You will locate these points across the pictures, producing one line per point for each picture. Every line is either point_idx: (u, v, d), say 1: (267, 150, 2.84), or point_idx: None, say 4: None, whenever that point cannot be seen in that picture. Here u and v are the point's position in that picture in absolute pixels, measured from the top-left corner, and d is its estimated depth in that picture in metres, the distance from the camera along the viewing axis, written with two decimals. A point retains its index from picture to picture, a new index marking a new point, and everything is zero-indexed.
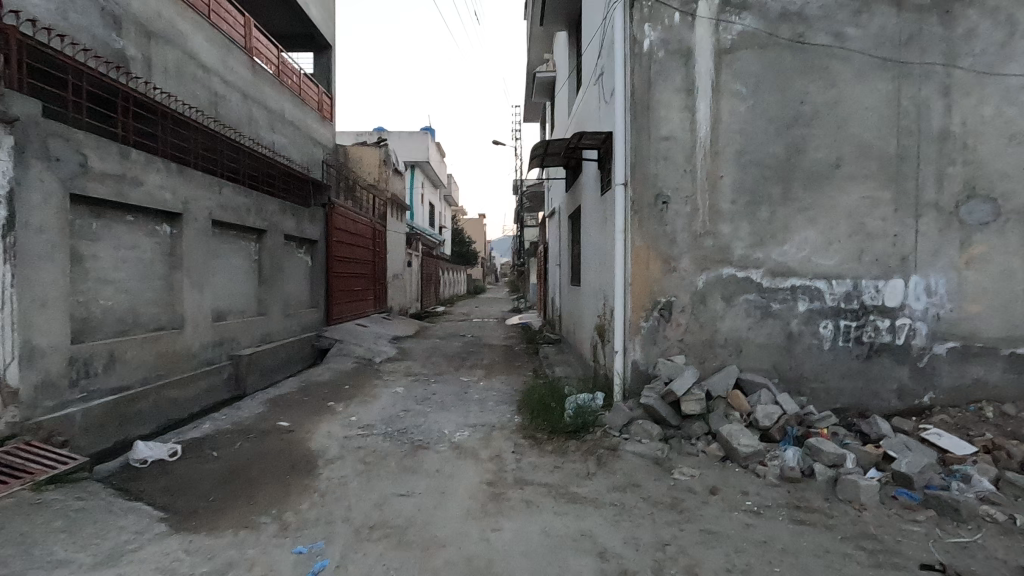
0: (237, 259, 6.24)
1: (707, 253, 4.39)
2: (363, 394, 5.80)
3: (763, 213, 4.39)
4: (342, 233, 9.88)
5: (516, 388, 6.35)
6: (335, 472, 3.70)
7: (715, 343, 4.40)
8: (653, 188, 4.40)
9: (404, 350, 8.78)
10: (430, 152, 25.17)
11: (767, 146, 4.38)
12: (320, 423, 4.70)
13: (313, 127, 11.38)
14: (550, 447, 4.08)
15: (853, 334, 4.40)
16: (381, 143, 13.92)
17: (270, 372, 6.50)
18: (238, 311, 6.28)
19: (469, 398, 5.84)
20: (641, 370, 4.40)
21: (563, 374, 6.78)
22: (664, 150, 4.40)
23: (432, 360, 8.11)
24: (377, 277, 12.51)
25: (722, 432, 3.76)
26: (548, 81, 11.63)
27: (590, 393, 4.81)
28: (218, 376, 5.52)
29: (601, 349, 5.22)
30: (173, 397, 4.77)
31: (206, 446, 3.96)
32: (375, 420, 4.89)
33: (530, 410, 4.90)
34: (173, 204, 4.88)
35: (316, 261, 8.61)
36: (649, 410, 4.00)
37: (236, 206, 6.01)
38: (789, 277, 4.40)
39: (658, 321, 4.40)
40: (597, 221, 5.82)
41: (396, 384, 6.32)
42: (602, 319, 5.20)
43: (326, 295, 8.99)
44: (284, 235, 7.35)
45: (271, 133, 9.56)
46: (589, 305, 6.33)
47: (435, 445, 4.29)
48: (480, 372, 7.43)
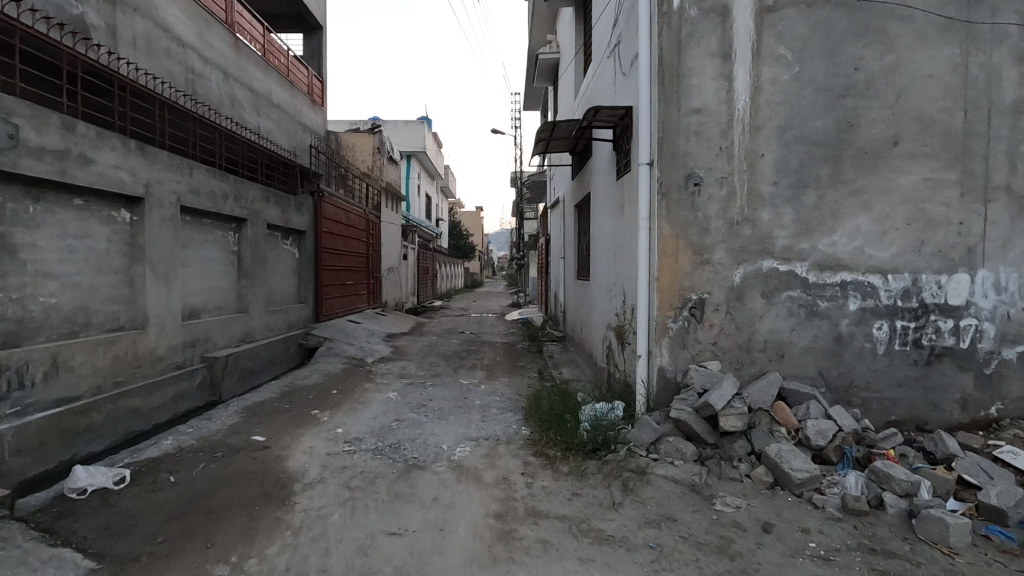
0: (211, 250, 5.63)
1: (745, 243, 3.81)
2: (351, 401, 5.22)
3: (809, 197, 3.81)
4: (333, 224, 9.28)
5: (521, 393, 5.77)
6: (313, 501, 3.12)
7: (753, 347, 3.83)
8: (683, 168, 3.81)
9: (399, 349, 8.19)
10: (427, 143, 24.52)
11: (815, 120, 3.80)
12: (301, 437, 4.12)
13: (302, 111, 10.74)
14: (565, 468, 3.52)
15: (911, 336, 3.84)
16: (375, 129, 13.29)
17: (251, 375, 5.91)
18: (214, 308, 5.68)
19: (470, 405, 5.26)
20: (668, 377, 3.83)
21: (573, 377, 6.21)
22: (696, 124, 3.81)
23: (429, 360, 7.52)
24: (372, 270, 11.92)
25: (770, 454, 3.20)
26: (550, 64, 11.01)
27: (608, 403, 4.24)
28: (189, 381, 4.93)
29: (619, 353, 4.65)
30: (133, 407, 4.17)
31: (163, 469, 3.38)
32: (363, 432, 4.31)
33: (540, 421, 4.33)
34: (132, 187, 4.27)
35: (303, 253, 8.00)
36: (682, 426, 3.44)
37: (209, 190, 5.39)
38: (839, 271, 3.83)
39: (688, 321, 3.83)
40: (613, 209, 5.23)
41: (389, 389, 5.74)
42: (620, 317, 4.63)
43: (316, 289, 8.41)
44: (266, 224, 6.74)
45: (255, 116, 8.92)
46: (602, 303, 5.76)
47: (432, 465, 3.71)
48: (481, 373, 6.85)
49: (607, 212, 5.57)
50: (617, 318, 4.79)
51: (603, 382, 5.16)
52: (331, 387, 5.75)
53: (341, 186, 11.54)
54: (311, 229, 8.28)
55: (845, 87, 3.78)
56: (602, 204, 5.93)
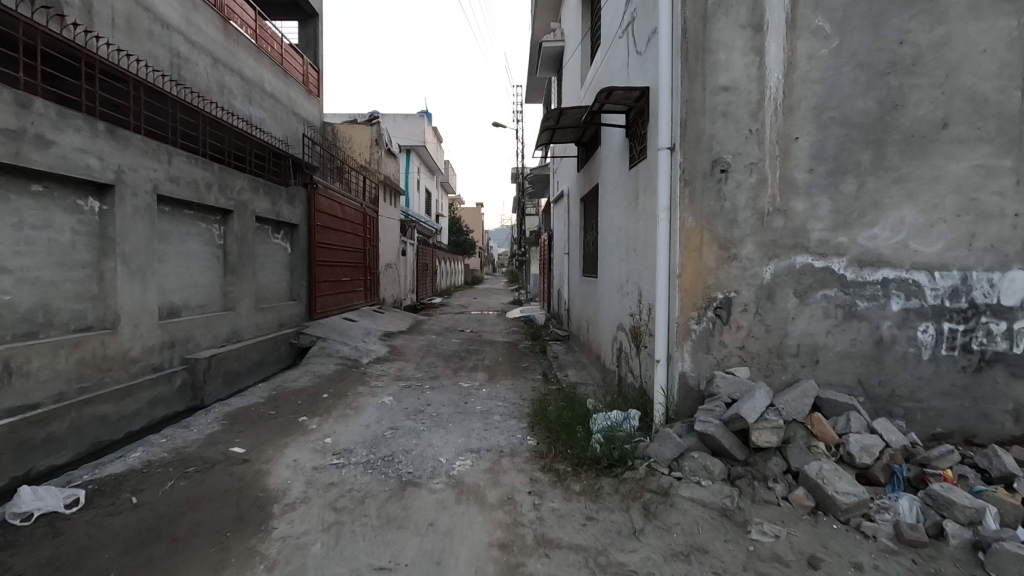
0: (193, 243, 5.25)
1: (776, 237, 3.43)
2: (343, 407, 4.84)
3: (848, 185, 3.43)
4: (328, 218, 8.90)
5: (525, 398, 5.41)
6: (294, 526, 2.76)
7: (785, 351, 3.46)
8: (708, 153, 3.43)
9: (396, 349, 7.81)
10: (427, 137, 24.13)
11: (856, 100, 3.41)
12: (285, 449, 3.74)
13: (296, 101, 10.34)
14: (577, 487, 3.15)
15: (958, 340, 3.43)
16: (373, 120, 12.87)
17: (237, 377, 5.54)
18: (196, 305, 5.30)
19: (471, 411, 4.90)
20: (691, 384, 3.46)
21: (581, 380, 5.83)
22: (723, 104, 3.43)
23: (427, 361, 7.13)
24: (369, 266, 11.53)
25: (811, 474, 2.82)
26: (554, 52, 10.60)
27: (622, 412, 3.87)
28: (167, 385, 4.55)
29: (633, 356, 4.28)
30: (101, 415, 3.80)
31: (126, 488, 3.01)
32: (354, 443, 3.95)
33: (548, 432, 3.96)
34: (100, 173, 3.89)
35: (295, 248, 7.62)
36: (709, 441, 3.06)
37: (191, 179, 5.01)
38: (880, 268, 3.45)
39: (713, 323, 3.45)
40: (626, 200, 4.85)
41: (384, 393, 5.35)
42: (634, 317, 4.25)
43: (309, 286, 8.03)
44: (255, 216, 6.35)
45: (246, 105, 8.53)
46: (613, 301, 5.39)
47: (429, 481, 3.34)
48: (482, 375, 6.49)
49: (618, 202, 5.19)
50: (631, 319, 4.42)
51: (614, 387, 4.79)
52: (321, 390, 5.37)
53: (337, 179, 11.15)
54: (304, 223, 7.90)
55: (890, 63, 3.39)
56: (612, 195, 5.56)
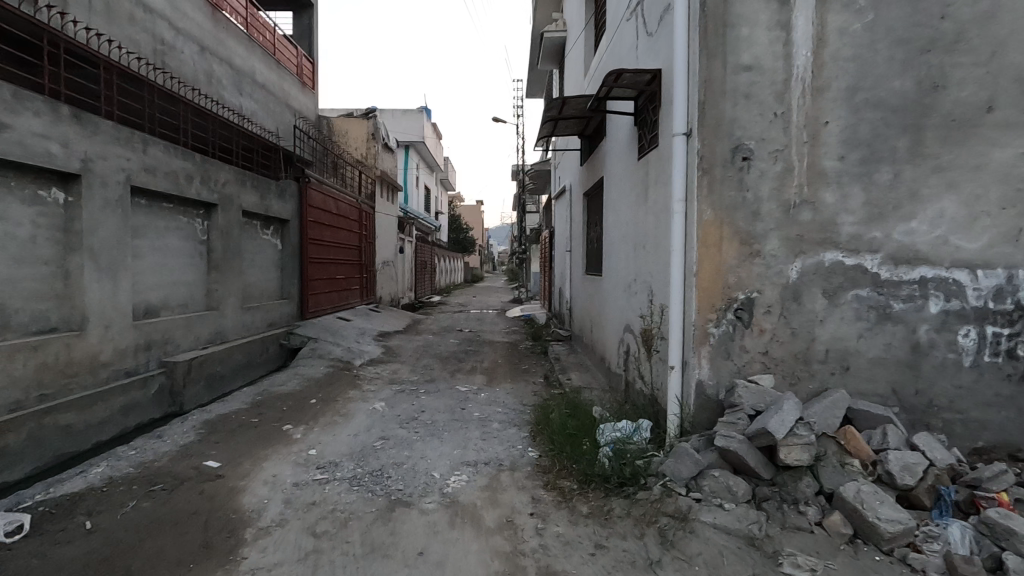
0: (172, 239, 4.93)
1: (803, 231, 3.12)
2: (331, 414, 4.52)
3: (883, 174, 3.10)
4: (322, 213, 8.57)
5: (526, 403, 5.10)
6: (266, 555, 2.45)
7: (812, 358, 3.15)
8: (729, 139, 3.11)
9: (391, 350, 7.49)
10: (426, 133, 23.81)
11: (891, 80, 3.09)
12: (264, 462, 3.43)
13: (290, 94, 10.02)
14: (585, 508, 2.84)
15: (1004, 346, 3.08)
16: (369, 114, 12.51)
17: (221, 381, 5.23)
18: (176, 305, 4.98)
19: (468, 419, 4.59)
20: (708, 394, 3.15)
21: (585, 385, 5.51)
22: (745, 85, 3.10)
23: (424, 362, 6.81)
24: (365, 263, 11.22)
25: (848, 497, 2.50)
26: (556, 43, 10.28)
27: (632, 423, 3.55)
28: (142, 391, 4.24)
29: (643, 361, 3.96)
30: (65, 425, 3.48)
31: (80, 510, 2.70)
32: (340, 455, 3.63)
33: (551, 445, 3.65)
34: (65, 161, 3.58)
35: (286, 244, 7.31)
36: (732, 459, 2.75)
37: (169, 170, 4.69)
38: (917, 266, 3.12)
39: (733, 327, 3.14)
40: (635, 193, 4.52)
41: (376, 398, 5.04)
42: (644, 319, 3.94)
43: (301, 284, 7.72)
44: (242, 211, 6.04)
45: (236, 96, 8.21)
46: (619, 301, 5.07)
47: (420, 500, 3.03)
48: (481, 378, 6.18)
49: (626, 196, 4.87)
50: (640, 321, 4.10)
51: (623, 394, 4.48)
52: (309, 395, 5.06)
53: (333, 173, 10.82)
54: (296, 218, 7.58)
55: (930, 39, 3.07)
56: (619, 188, 5.23)
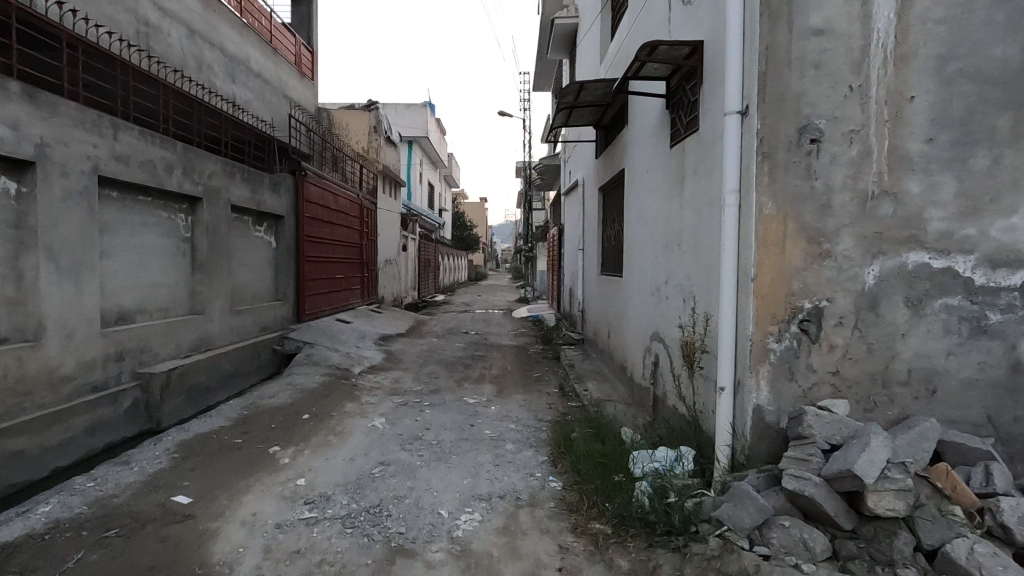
0: (149, 235, 4.45)
1: (882, 228, 2.61)
2: (325, 433, 4.03)
3: (980, 160, 2.56)
4: (320, 209, 8.08)
5: (542, 419, 4.61)
6: None
7: (891, 379, 2.63)
8: (794, 118, 2.60)
9: (393, 355, 7.00)
10: (429, 127, 23.31)
11: (991, 46, 2.55)
12: (243, 497, 2.94)
13: (287, 83, 9.52)
14: (626, 564, 2.36)
15: None
16: (370, 106, 11.96)
17: (206, 392, 4.76)
18: (154, 309, 4.50)
19: (479, 438, 4.11)
20: (769, 422, 2.64)
21: (606, 398, 5.01)
22: (815, 52, 2.58)
23: (428, 370, 6.31)
24: (366, 262, 10.73)
25: (959, 560, 2.00)
26: (567, 30, 9.75)
27: (671, 451, 3.06)
28: (112, 407, 3.76)
29: (681, 378, 3.46)
30: (15, 451, 3.01)
31: (11, 568, 2.22)
32: (333, 486, 3.15)
33: (577, 475, 3.17)
34: (16, 146, 3.10)
35: (281, 242, 6.83)
36: (807, 505, 2.25)
37: (145, 159, 4.21)
38: (1018, 269, 2.56)
39: (798, 342, 2.63)
40: (667, 185, 4.01)
41: (376, 413, 4.56)
42: (683, 328, 3.43)
43: (297, 284, 7.24)
44: (231, 205, 5.55)
45: (228, 84, 7.71)
46: (647, 306, 4.55)
47: (425, 548, 2.53)
48: (489, 387, 5.70)
49: (655, 186, 4.35)
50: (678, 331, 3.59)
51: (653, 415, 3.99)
52: (301, 409, 4.57)
53: (333, 167, 10.32)
54: (291, 213, 7.09)
55: None
56: (645, 180, 4.71)
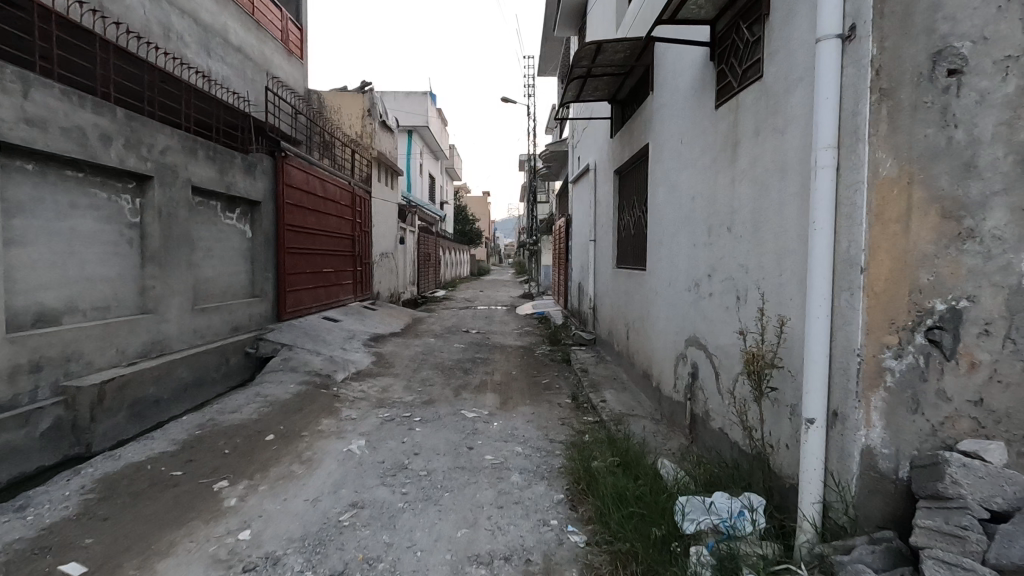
0: (80, 219, 3.69)
1: None
2: (288, 461, 3.27)
3: None
4: (305, 195, 7.32)
5: (554, 440, 3.87)
6: None
7: None
8: (925, 40, 1.82)
9: (383, 358, 6.24)
10: (429, 117, 22.51)
11: None
12: (159, 564, 2.19)
13: (271, 61, 8.75)
14: None
15: None
16: (365, 87, 11.12)
17: (156, 406, 4.02)
18: (89, 308, 3.75)
19: (478, 465, 3.37)
20: (884, 470, 1.87)
21: (630, 414, 4.25)
22: None
23: (421, 376, 5.55)
24: (360, 255, 9.99)
25: None
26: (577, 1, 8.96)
27: (731, 499, 2.33)
28: (23, 431, 3.02)
29: (743, 398, 2.70)
30: None
31: None
32: (287, 542, 2.41)
33: (607, 529, 2.43)
34: None
35: (257, 230, 6.09)
36: None
37: (70, 124, 3.44)
38: None
39: (923, 359, 1.85)
40: (712, 155, 3.24)
41: (355, 432, 3.80)
42: (744, 333, 2.67)
43: (276, 279, 6.49)
44: (192, 186, 4.79)
45: (202, 56, 6.93)
46: (682, 304, 3.78)
47: None
48: (491, 397, 4.94)
49: (693, 158, 3.57)
50: (735, 338, 2.83)
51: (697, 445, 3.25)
52: (266, 428, 3.81)
53: (324, 153, 9.56)
54: (271, 200, 6.35)
55: None
56: (677, 152, 3.94)
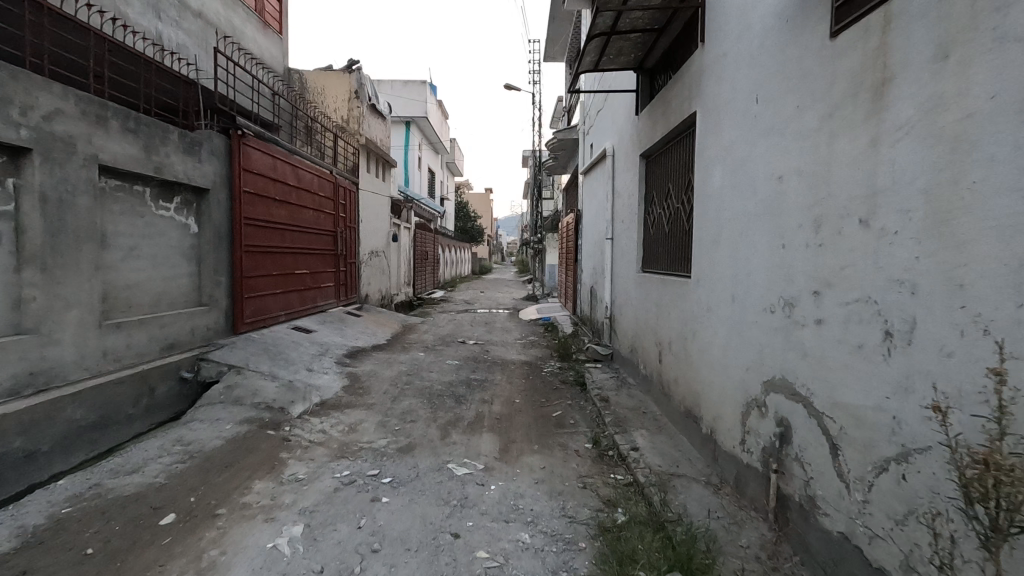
0: None
1: None
2: (175, 572, 2.15)
3: None
4: (271, 183, 6.21)
5: (574, 518, 2.76)
6: None
7: None
8: None
9: (358, 380, 5.13)
10: (428, 108, 21.37)
11: None
12: None
13: (241, 31, 7.59)
14: None
15: None
16: (352, 65, 9.92)
17: (25, 464, 2.90)
18: None
19: (465, 571, 2.26)
20: None
21: (675, 476, 3.16)
22: None
23: (402, 408, 4.43)
24: (344, 254, 8.90)
25: None
26: None
27: None
28: None
29: (924, 510, 1.60)
30: None
31: None
32: None
33: None
34: None
35: (206, 224, 5.00)
36: None
37: None
38: None
39: None
40: (828, 108, 2.11)
41: (293, 510, 2.68)
42: (937, 404, 1.55)
43: (232, 283, 5.41)
44: (102, 165, 3.70)
45: (148, 17, 5.79)
46: (758, 329, 2.67)
47: None
48: (486, 442, 3.81)
49: (785, 119, 2.45)
50: (895, 401, 1.72)
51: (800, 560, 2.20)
52: (168, 502, 2.69)
53: (302, 138, 8.41)
54: (224, 187, 5.25)
55: None
56: (751, 114, 2.81)
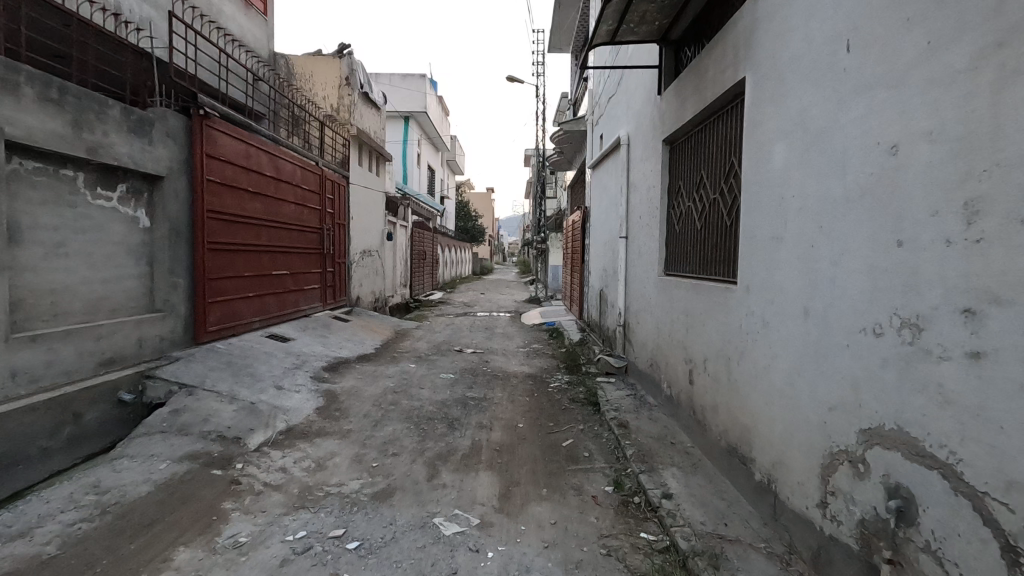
0: None
1: None
2: None
3: None
4: (243, 173, 5.50)
5: None
6: None
7: None
8: None
9: (335, 401, 4.42)
10: (428, 103, 20.65)
11: None
12: None
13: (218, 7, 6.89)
14: None
15: None
16: (343, 49, 9.21)
17: None
18: None
19: None
20: None
21: (727, 540, 2.45)
22: None
23: (383, 437, 3.72)
24: (332, 254, 8.20)
25: None
26: None
27: None
28: None
29: None
30: None
31: None
32: None
33: None
34: None
35: (160, 218, 4.31)
36: None
37: None
38: None
39: None
40: (998, 34, 1.40)
41: None
42: None
43: (192, 286, 4.71)
44: (12, 141, 3.00)
45: None
46: (853, 359, 1.96)
47: None
48: (483, 484, 3.10)
49: (904, 65, 1.73)
50: None
51: None
52: None
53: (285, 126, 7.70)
54: (183, 175, 4.55)
55: None
56: (837, 68, 2.09)
